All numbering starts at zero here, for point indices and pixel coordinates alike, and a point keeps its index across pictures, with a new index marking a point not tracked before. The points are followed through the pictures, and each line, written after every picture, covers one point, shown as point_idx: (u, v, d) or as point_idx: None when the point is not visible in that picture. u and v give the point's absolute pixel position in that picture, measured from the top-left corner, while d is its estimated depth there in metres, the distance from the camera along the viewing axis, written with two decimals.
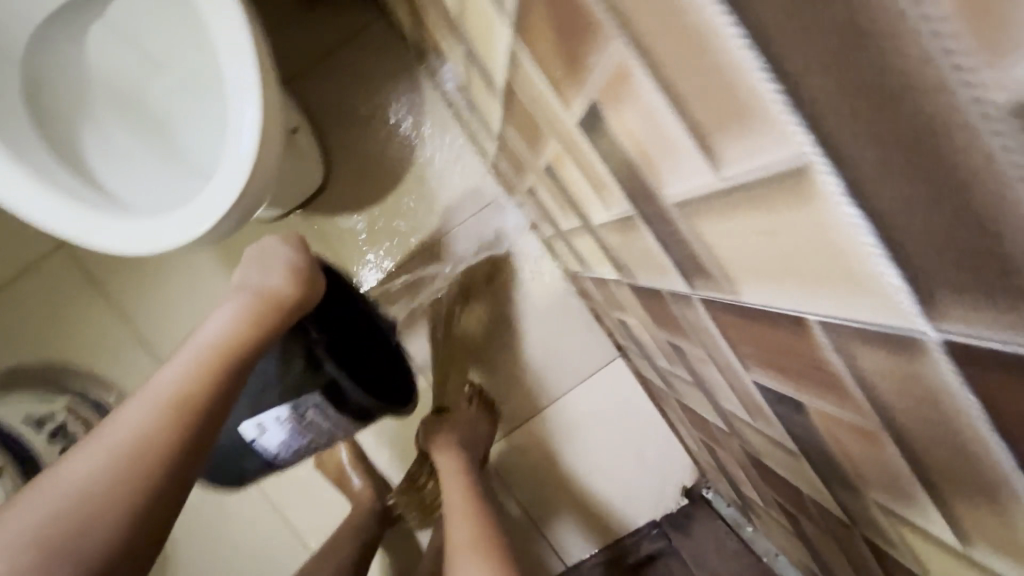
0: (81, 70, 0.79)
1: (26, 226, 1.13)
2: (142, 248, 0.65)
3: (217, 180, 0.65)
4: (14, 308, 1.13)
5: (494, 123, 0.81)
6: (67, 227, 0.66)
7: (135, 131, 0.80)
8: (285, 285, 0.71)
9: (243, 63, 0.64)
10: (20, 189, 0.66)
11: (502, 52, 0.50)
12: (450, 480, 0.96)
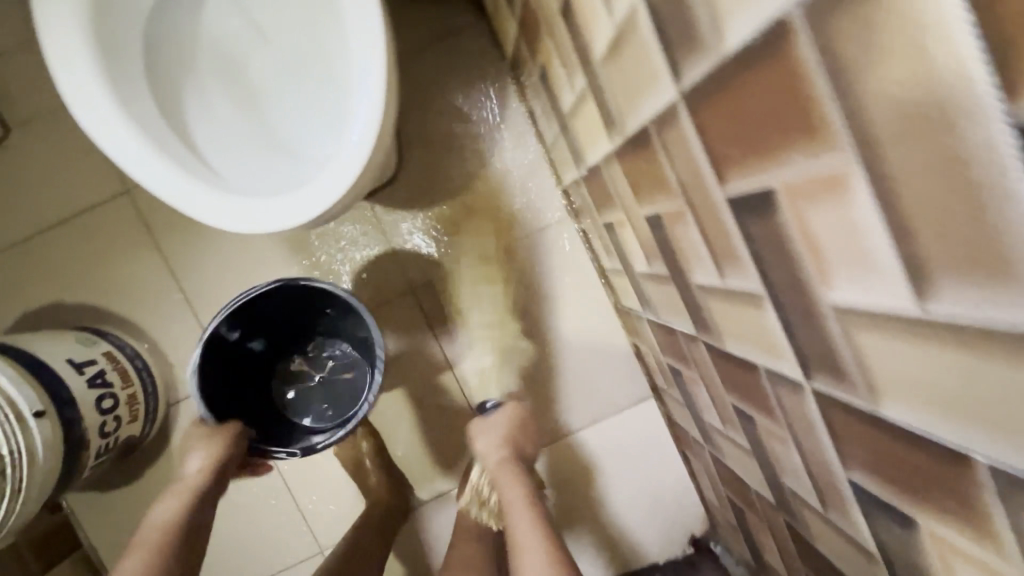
0: (193, 34, 0.79)
1: (94, 166, 1.13)
2: (235, 226, 0.65)
3: (324, 174, 0.65)
4: (66, 245, 1.13)
5: (592, 156, 0.81)
6: (164, 191, 0.65)
7: (233, 101, 0.80)
8: (206, 473, 0.89)
9: (373, 60, 0.64)
10: (124, 144, 0.65)
11: (652, 107, 0.50)
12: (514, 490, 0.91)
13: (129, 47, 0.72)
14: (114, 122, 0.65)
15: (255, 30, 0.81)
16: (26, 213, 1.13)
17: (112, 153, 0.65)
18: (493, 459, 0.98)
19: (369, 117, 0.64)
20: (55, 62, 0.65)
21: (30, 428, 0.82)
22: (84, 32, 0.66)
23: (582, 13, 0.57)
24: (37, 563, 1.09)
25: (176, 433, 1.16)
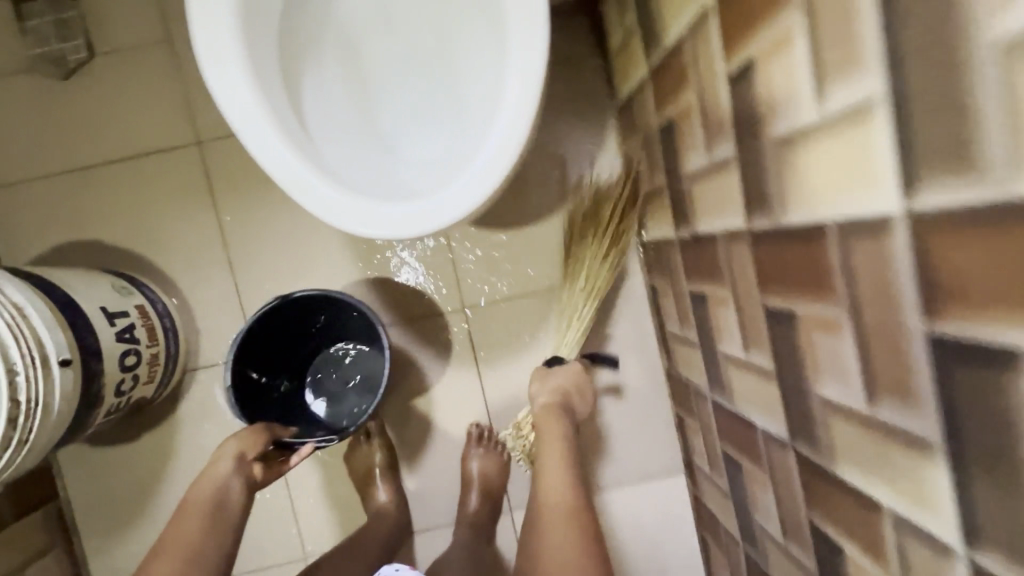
0: (326, 7, 0.75)
1: (170, 110, 1.08)
2: (339, 223, 0.61)
3: (448, 193, 0.62)
4: (121, 183, 1.08)
5: (707, 223, 0.77)
6: (275, 169, 0.62)
7: (350, 84, 0.76)
8: (231, 468, 0.85)
9: (527, 88, 0.61)
10: (249, 113, 0.62)
11: (847, 210, 0.46)
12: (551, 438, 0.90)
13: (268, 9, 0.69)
14: (244, 92, 0.62)
15: (388, 16, 0.76)
16: (88, 143, 1.08)
17: (234, 123, 0.62)
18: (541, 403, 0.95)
19: (508, 147, 0.61)
20: (195, 14, 0.63)
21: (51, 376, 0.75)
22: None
23: (770, 87, 0.53)
24: (10, 510, 1.00)
25: (187, 400, 1.10)
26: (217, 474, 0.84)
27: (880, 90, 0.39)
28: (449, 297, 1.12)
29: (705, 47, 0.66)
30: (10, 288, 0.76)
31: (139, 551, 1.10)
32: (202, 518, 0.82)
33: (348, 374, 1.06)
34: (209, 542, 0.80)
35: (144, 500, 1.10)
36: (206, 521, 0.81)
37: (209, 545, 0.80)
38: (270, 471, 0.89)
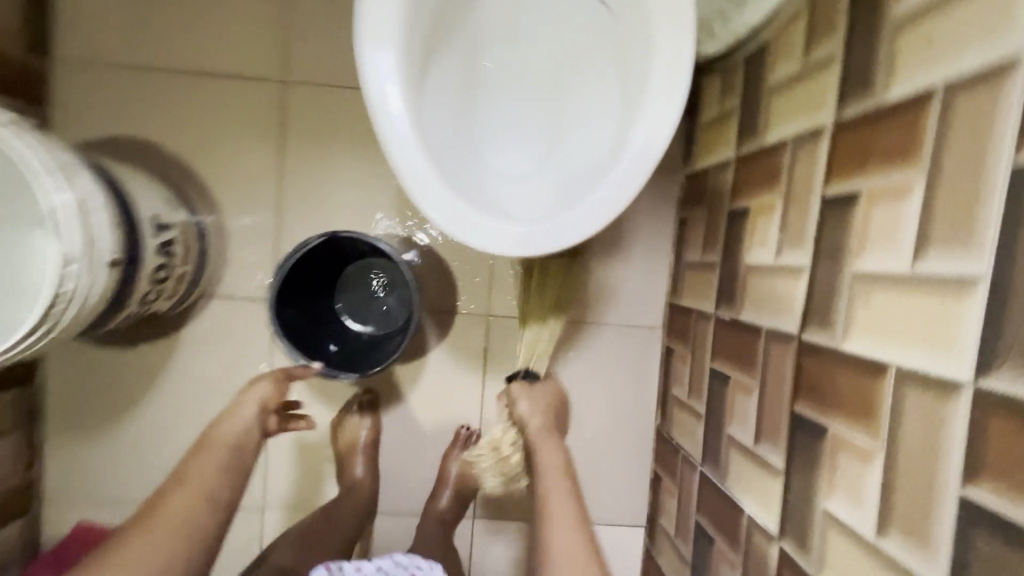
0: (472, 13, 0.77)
1: (267, 42, 1.08)
2: (444, 223, 0.64)
3: (551, 226, 0.66)
4: (196, 97, 1.07)
5: (753, 314, 0.82)
6: (401, 158, 0.64)
7: (470, 90, 0.78)
8: (253, 410, 0.86)
9: (648, 154, 0.66)
10: (391, 100, 0.64)
11: (915, 361, 0.51)
12: (549, 453, 0.90)
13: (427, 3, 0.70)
14: (391, 74, 0.65)
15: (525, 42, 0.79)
16: (175, 48, 1.06)
17: (373, 100, 0.64)
18: (537, 426, 0.95)
19: (618, 203, 0.65)
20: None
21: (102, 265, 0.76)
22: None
23: (869, 225, 0.58)
24: None
25: (194, 325, 1.10)
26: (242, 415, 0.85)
27: (986, 275, 0.44)
28: (477, 299, 1.14)
29: (808, 162, 0.71)
30: (82, 177, 0.74)
31: (105, 455, 1.11)
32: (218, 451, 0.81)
33: (373, 286, 1.06)
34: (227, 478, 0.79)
35: (125, 409, 1.11)
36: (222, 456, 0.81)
37: (225, 483, 0.79)
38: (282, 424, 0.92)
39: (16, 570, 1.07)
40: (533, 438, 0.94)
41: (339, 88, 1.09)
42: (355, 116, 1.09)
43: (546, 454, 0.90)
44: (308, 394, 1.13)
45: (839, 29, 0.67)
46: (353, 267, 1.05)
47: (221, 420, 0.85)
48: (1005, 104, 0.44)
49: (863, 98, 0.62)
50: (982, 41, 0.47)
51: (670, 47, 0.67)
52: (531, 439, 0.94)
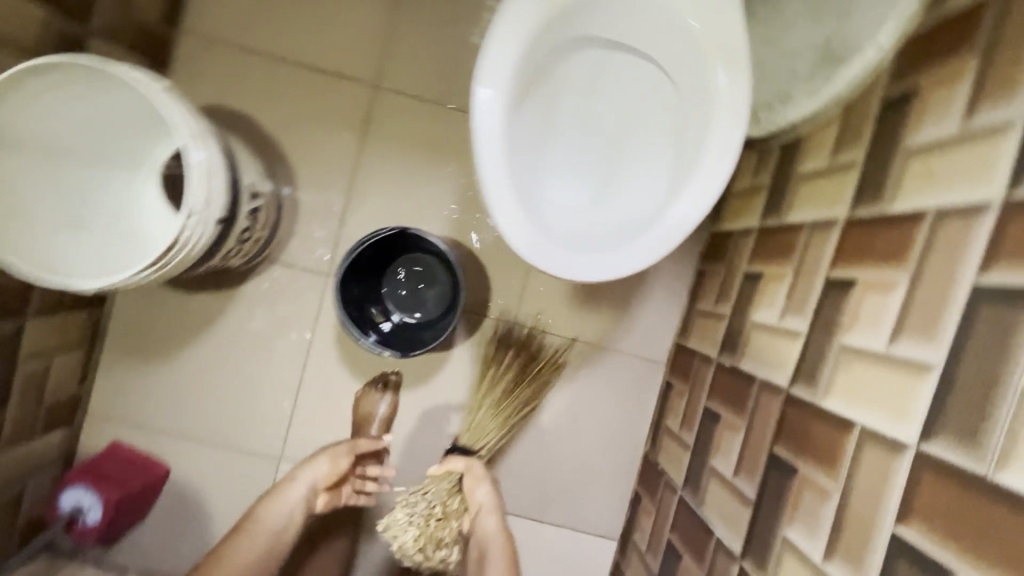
0: (569, 62, 0.88)
1: (368, 49, 1.22)
2: (513, 238, 0.76)
3: (597, 259, 0.78)
4: (296, 83, 1.21)
5: (750, 366, 0.94)
6: (489, 178, 0.76)
7: (549, 127, 0.90)
8: (303, 491, 1.05)
9: (690, 215, 0.78)
10: (491, 129, 0.76)
11: (877, 421, 0.63)
12: (495, 540, 1.02)
13: (536, 51, 0.81)
14: (494, 110, 0.76)
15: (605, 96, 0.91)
16: (287, 38, 1.20)
17: (476, 129, 0.76)
18: (489, 513, 1.03)
19: (657, 252, 0.78)
20: (491, 42, 0.77)
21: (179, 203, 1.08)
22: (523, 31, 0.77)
23: (862, 307, 0.71)
24: (70, 300, 1.11)
25: (254, 283, 1.22)
26: (291, 495, 1.04)
27: (941, 361, 0.57)
28: (505, 308, 1.26)
29: (819, 246, 0.84)
30: (214, 142, 0.87)
31: (150, 384, 1.23)
32: (268, 522, 1.03)
33: (417, 279, 1.19)
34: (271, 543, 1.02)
35: (175, 346, 1.23)
36: (269, 531, 1.02)
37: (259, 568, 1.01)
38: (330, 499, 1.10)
39: (52, 474, 1.18)
40: (477, 522, 1.03)
41: (423, 99, 1.23)
42: (431, 126, 1.23)
43: (495, 545, 1.01)
44: (340, 364, 1.25)
45: (864, 141, 0.80)
46: (404, 261, 1.18)
47: (279, 493, 1.05)
48: (976, 234, 0.58)
49: (873, 203, 0.75)
50: (968, 180, 0.61)
51: (725, 129, 0.78)
52: (486, 534, 1.02)
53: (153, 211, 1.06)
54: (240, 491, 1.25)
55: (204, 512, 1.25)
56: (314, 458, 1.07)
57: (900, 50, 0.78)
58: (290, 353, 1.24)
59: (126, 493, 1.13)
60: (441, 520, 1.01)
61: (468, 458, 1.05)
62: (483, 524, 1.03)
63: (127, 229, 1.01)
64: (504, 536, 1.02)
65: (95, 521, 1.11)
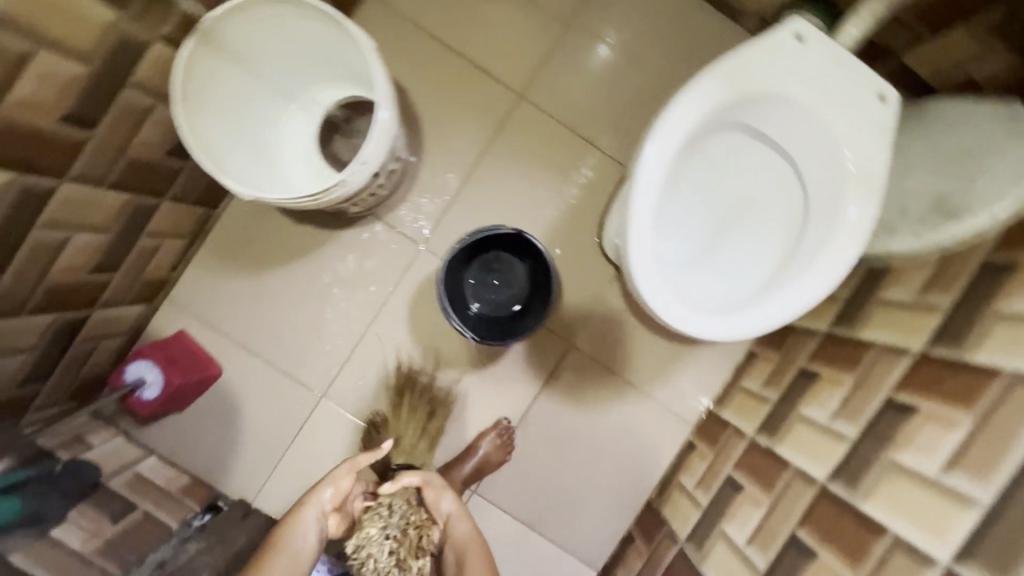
0: (719, 147, 0.98)
1: (524, 62, 1.33)
2: (637, 272, 0.84)
3: (699, 318, 0.85)
4: (452, 71, 1.32)
5: (787, 453, 1.02)
6: (636, 215, 0.84)
7: (678, 195, 1.00)
8: (316, 513, 1.01)
9: (790, 308, 0.86)
10: (651, 177, 0.85)
11: (912, 535, 0.72)
12: (474, 549, 1.10)
13: (704, 126, 0.90)
14: (658, 164, 0.85)
15: (739, 185, 0.99)
16: (459, 29, 1.31)
17: (638, 175, 0.85)
18: (461, 522, 1.11)
19: (748, 331, 0.86)
20: (675, 106, 0.86)
21: (323, 147, 1.17)
22: (704, 109, 0.86)
23: (917, 434, 0.80)
24: (200, 195, 1.20)
25: (355, 232, 1.32)
26: (306, 520, 1.00)
27: (985, 502, 0.66)
28: (565, 328, 1.35)
29: (886, 369, 0.93)
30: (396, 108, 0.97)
31: (231, 290, 1.31)
32: (291, 554, 0.97)
33: (493, 276, 1.29)
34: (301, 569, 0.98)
35: (266, 263, 1.31)
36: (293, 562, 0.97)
37: None
38: (340, 527, 1.05)
39: (122, 342, 1.26)
40: (450, 530, 1.11)
41: (557, 120, 1.34)
42: (556, 147, 1.34)
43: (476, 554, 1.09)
44: (404, 328, 1.33)
45: (953, 291, 0.90)
46: (489, 260, 1.28)
47: (292, 518, 1.00)
48: None
49: (949, 347, 0.84)
50: None
51: (845, 244, 0.86)
52: (457, 536, 1.10)
53: (299, 147, 1.16)
54: (277, 413, 1.33)
55: (238, 421, 1.33)
56: (320, 486, 1.03)
57: (1009, 225, 0.88)
58: (363, 304, 1.33)
59: (183, 385, 1.20)
60: (417, 530, 1.05)
61: (425, 472, 1.10)
62: (460, 528, 1.11)
63: (275, 157, 1.12)
64: (475, 539, 1.11)
65: (150, 398, 1.19)
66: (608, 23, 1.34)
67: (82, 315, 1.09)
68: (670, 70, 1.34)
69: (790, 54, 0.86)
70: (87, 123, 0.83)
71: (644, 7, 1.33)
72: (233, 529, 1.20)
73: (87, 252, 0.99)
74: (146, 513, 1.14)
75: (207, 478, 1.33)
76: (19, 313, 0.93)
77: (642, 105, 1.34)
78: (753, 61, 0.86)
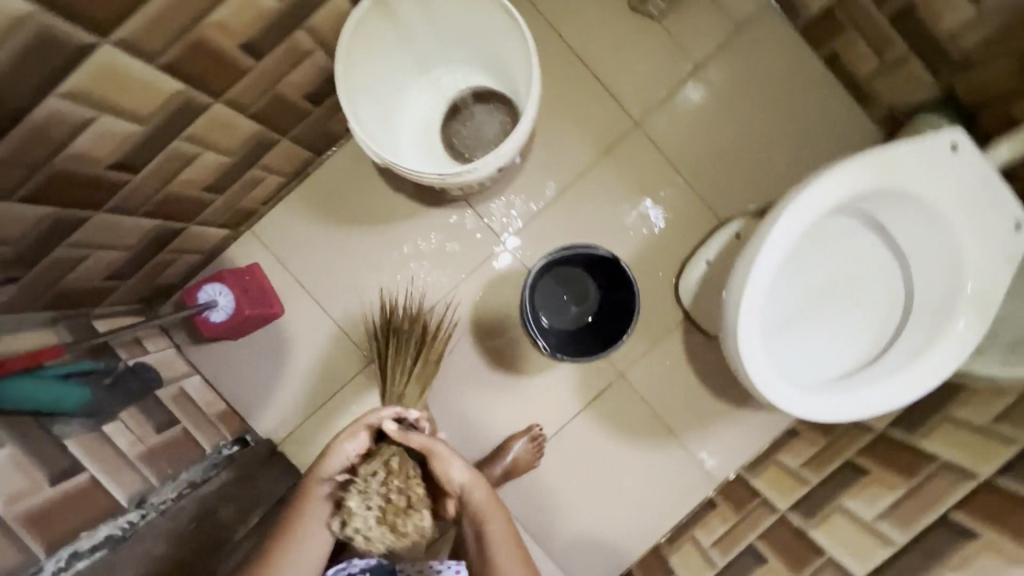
0: (840, 232, 0.99)
1: (647, 93, 1.36)
2: (743, 332, 0.85)
3: (789, 392, 0.86)
4: (576, 86, 1.36)
5: (823, 540, 1.05)
6: (756, 278, 0.86)
7: (793, 267, 1.00)
8: (337, 463, 0.91)
9: (875, 405, 0.87)
10: (778, 245, 0.87)
11: None
12: (497, 521, 0.94)
13: (836, 209, 0.92)
14: (787, 234, 0.87)
15: (850, 273, 1.00)
16: (593, 47, 1.35)
17: (767, 240, 0.87)
18: (478, 494, 0.95)
19: (831, 416, 0.87)
20: (818, 181, 0.88)
21: (443, 128, 1.24)
22: (844, 192, 0.88)
23: (974, 560, 0.85)
24: (312, 143, 1.23)
25: (445, 213, 1.34)
26: (328, 472, 0.91)
27: None
28: (620, 357, 1.36)
29: (945, 487, 0.95)
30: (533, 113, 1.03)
31: (312, 237, 1.33)
32: (311, 511, 0.90)
33: (565, 291, 1.32)
34: (324, 531, 0.90)
35: (351, 221, 1.33)
36: (314, 521, 0.90)
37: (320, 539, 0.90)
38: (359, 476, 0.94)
39: (198, 263, 1.29)
40: (467, 500, 0.96)
41: (665, 156, 1.36)
42: (657, 181, 1.36)
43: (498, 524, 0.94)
44: (467, 317, 1.35)
45: None
46: (567, 275, 1.31)
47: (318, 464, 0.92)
48: None
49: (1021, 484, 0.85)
50: None
51: (943, 357, 0.87)
52: (479, 507, 0.95)
53: (420, 123, 1.23)
54: (323, 365, 1.35)
55: (286, 362, 1.35)
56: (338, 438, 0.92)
57: None
58: (434, 283, 1.35)
59: (252, 315, 1.22)
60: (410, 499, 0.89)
61: (427, 437, 0.92)
62: (477, 493, 0.95)
63: (394, 124, 1.19)
64: (493, 501, 0.96)
65: (217, 322, 1.21)
66: (738, 76, 1.35)
67: (179, 227, 1.11)
68: (787, 136, 1.35)
69: (942, 161, 0.87)
70: (257, 53, 0.87)
71: (778, 69, 1.34)
72: (261, 472, 1.22)
73: (210, 171, 1.02)
74: (185, 431, 1.16)
75: (240, 410, 1.34)
76: (135, 214, 0.96)
77: (750, 163, 1.35)
78: (904, 159, 0.87)
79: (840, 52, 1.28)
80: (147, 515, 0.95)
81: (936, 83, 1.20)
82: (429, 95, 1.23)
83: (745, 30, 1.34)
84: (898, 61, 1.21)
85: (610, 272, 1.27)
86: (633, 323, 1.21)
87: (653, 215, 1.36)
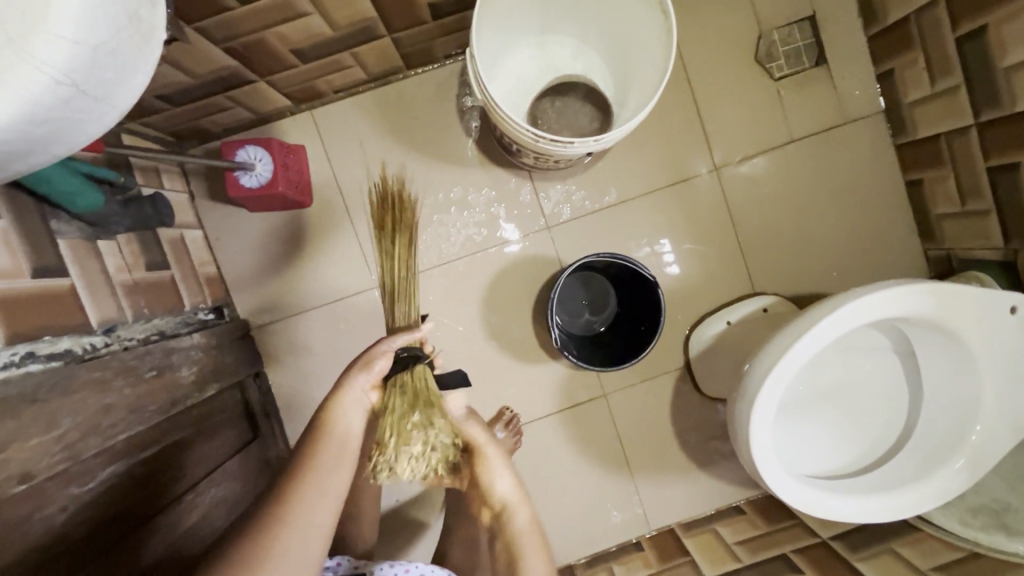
0: (872, 344, 1.02)
1: (737, 146, 1.35)
2: (763, 402, 0.89)
3: (781, 474, 0.90)
4: (674, 112, 1.35)
5: None
6: (796, 355, 0.87)
7: (822, 361, 1.02)
8: (352, 401, 0.87)
9: (846, 512, 0.91)
10: (827, 333, 0.87)
11: None
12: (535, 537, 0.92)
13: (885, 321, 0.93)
14: (839, 327, 0.88)
15: (868, 387, 1.02)
16: (705, 81, 1.34)
17: (821, 323, 0.87)
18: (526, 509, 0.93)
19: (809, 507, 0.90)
20: (888, 288, 0.88)
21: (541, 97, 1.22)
22: (908, 308, 0.88)
23: None
24: (407, 56, 1.19)
25: (501, 178, 1.31)
26: (348, 409, 0.86)
27: None
28: (608, 380, 1.36)
29: None
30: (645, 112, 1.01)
31: (367, 145, 1.29)
32: (329, 451, 0.81)
33: (585, 298, 1.33)
34: (343, 477, 0.81)
35: (411, 146, 1.29)
36: (332, 461, 0.81)
37: (334, 490, 0.79)
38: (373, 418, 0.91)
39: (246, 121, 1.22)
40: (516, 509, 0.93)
41: (729, 210, 1.36)
42: (712, 232, 1.36)
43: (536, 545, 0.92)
44: (481, 283, 1.32)
45: None
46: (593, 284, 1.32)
47: (334, 400, 0.86)
48: None
49: None
50: None
51: (919, 494, 0.91)
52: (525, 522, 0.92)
53: (519, 81, 1.21)
54: (327, 272, 1.30)
55: (293, 254, 1.30)
56: (353, 370, 0.88)
57: None
58: (464, 240, 1.32)
59: (284, 195, 1.17)
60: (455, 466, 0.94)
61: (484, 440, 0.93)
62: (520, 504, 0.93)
63: (497, 71, 1.16)
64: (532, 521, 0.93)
65: (246, 187, 1.15)
66: (827, 165, 1.36)
67: (249, 78, 1.05)
68: (846, 239, 1.37)
69: (998, 318, 0.89)
70: None
71: (862, 174, 1.36)
72: (226, 347, 1.17)
73: (306, 35, 0.97)
74: (172, 279, 1.11)
75: (231, 283, 1.30)
76: (221, 44, 0.91)
77: (801, 250, 1.37)
78: (968, 301, 0.89)
79: (926, 180, 1.30)
80: (110, 345, 0.89)
81: (998, 252, 1.21)
82: (539, 58, 1.21)
83: (849, 125, 1.35)
84: (979, 212, 1.20)
85: (634, 296, 1.27)
86: (643, 354, 1.20)
87: (668, 256, 1.36)
